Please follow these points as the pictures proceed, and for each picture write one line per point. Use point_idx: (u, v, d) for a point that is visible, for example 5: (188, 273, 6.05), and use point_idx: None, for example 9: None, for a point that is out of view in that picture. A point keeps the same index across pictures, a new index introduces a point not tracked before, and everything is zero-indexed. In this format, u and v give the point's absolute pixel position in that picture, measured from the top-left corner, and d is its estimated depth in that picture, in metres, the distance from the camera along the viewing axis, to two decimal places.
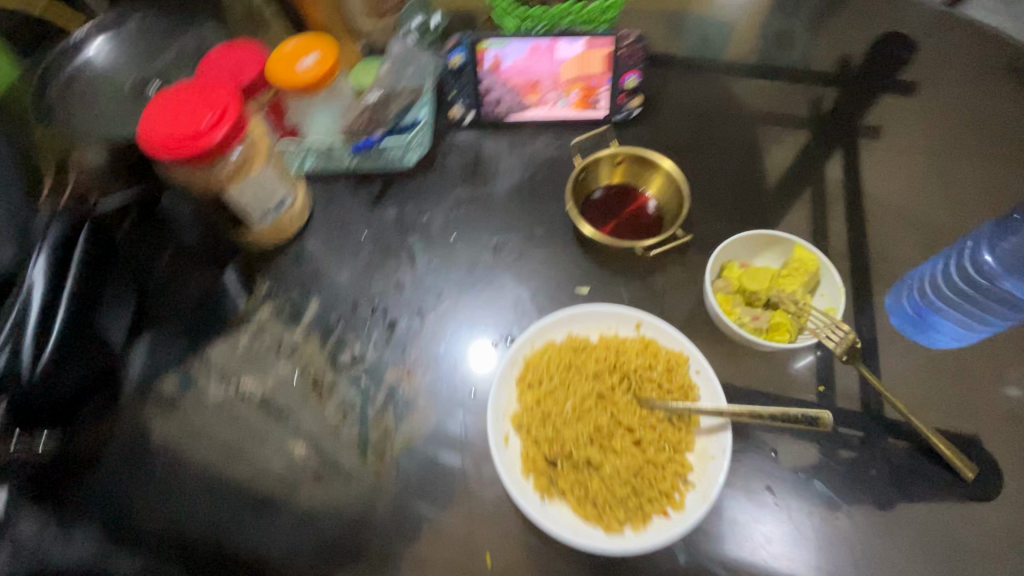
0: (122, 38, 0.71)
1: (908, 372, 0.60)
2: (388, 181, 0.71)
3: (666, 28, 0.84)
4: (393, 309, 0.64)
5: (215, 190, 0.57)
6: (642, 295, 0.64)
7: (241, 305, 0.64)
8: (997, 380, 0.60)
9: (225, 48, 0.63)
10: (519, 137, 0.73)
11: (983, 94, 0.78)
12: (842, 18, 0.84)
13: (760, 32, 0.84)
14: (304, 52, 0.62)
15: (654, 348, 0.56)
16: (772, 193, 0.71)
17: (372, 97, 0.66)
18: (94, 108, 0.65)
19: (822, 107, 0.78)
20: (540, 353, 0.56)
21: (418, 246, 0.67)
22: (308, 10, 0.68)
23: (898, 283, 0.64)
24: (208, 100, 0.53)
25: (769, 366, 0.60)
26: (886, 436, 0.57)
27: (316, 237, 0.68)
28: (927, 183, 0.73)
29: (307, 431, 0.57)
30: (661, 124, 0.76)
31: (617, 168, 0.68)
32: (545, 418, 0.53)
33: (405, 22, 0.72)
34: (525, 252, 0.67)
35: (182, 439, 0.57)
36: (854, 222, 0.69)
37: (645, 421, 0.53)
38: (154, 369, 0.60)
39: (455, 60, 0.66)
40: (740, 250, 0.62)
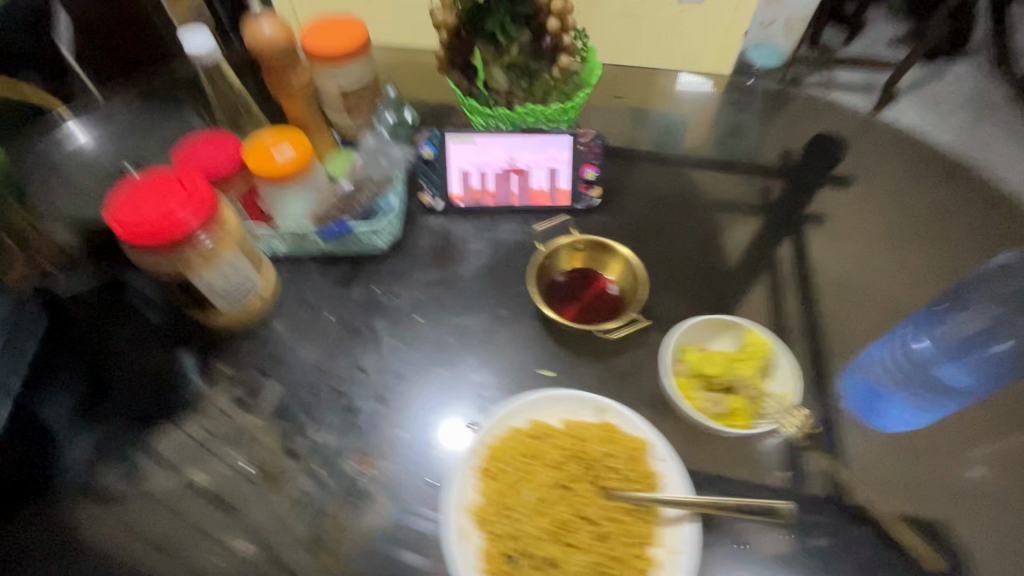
0: (112, 134, 0.77)
1: (867, 454, 0.61)
2: (358, 263, 0.72)
3: (626, 124, 0.92)
4: (355, 393, 0.63)
5: (181, 273, 0.57)
6: (607, 377, 0.65)
7: (203, 392, 0.62)
8: (954, 462, 0.61)
9: (204, 138, 0.65)
10: (488, 221, 0.77)
11: (915, 188, 0.85)
12: (783, 119, 0.93)
13: (710, 130, 0.92)
14: (282, 143, 0.64)
15: (617, 435, 0.55)
16: (730, 276, 0.75)
17: (344, 186, 0.70)
18: (75, 195, 0.69)
19: (771, 197, 0.84)
20: (502, 441, 0.55)
21: (384, 327, 0.67)
22: (287, 105, 0.71)
23: (851, 365, 0.66)
24: (181, 186, 0.55)
25: (734, 451, 0.60)
26: (852, 521, 0.56)
27: (282, 318, 0.68)
28: (872, 267, 0.77)
29: (255, 527, 0.54)
30: (623, 210, 0.80)
31: (577, 255, 0.72)
32: (506, 511, 0.51)
33: (379, 117, 0.76)
34: (492, 334, 0.67)
35: (117, 539, 0.53)
36: (807, 304, 0.73)
37: (609, 513, 0.52)
38: (98, 462, 0.57)
39: (427, 152, 0.72)
40: (697, 334, 0.64)
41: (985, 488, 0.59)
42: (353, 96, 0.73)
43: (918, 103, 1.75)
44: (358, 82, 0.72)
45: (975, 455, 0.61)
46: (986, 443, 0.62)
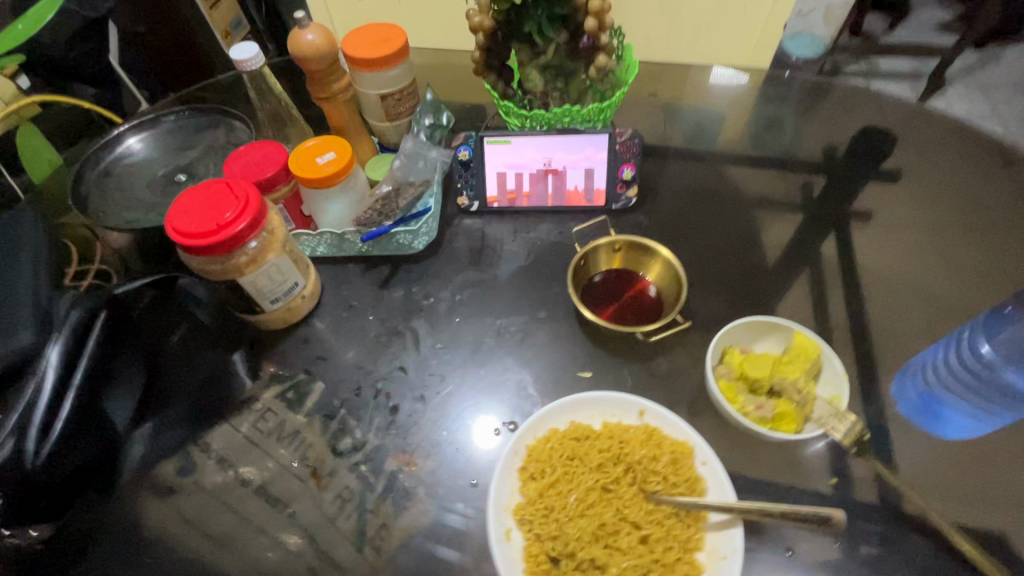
0: (159, 139, 0.80)
1: (921, 462, 0.58)
2: (396, 265, 0.74)
3: (661, 121, 0.90)
4: (396, 393, 0.64)
5: (231, 276, 0.59)
6: (646, 379, 0.64)
7: (248, 387, 0.65)
8: (1016, 471, 0.58)
9: (251, 145, 0.68)
10: (523, 222, 0.77)
11: (969, 182, 0.81)
12: (825, 112, 0.90)
13: (748, 125, 0.90)
14: (324, 149, 0.66)
15: (658, 438, 0.55)
16: (772, 275, 0.73)
17: (383, 190, 0.72)
18: (128, 201, 0.72)
19: (813, 193, 0.81)
20: (543, 442, 0.55)
21: (423, 328, 0.69)
22: (329, 112, 0.74)
23: (904, 368, 0.64)
24: (231, 193, 0.57)
25: (779, 455, 0.58)
26: (905, 531, 0.54)
27: (324, 319, 0.70)
28: (923, 266, 0.74)
29: (303, 522, 0.56)
30: (659, 209, 0.79)
31: (615, 256, 0.71)
32: (547, 513, 0.51)
33: (417, 119, 0.76)
34: (528, 335, 0.68)
35: (174, 530, 0.56)
36: (854, 304, 0.70)
37: (652, 517, 0.51)
38: (157, 453, 0.59)
39: (462, 155, 0.72)
40: (741, 336, 0.63)
41: None
42: (392, 100, 0.74)
43: (969, 91, 1.67)
44: (396, 86, 0.73)
45: None
46: None
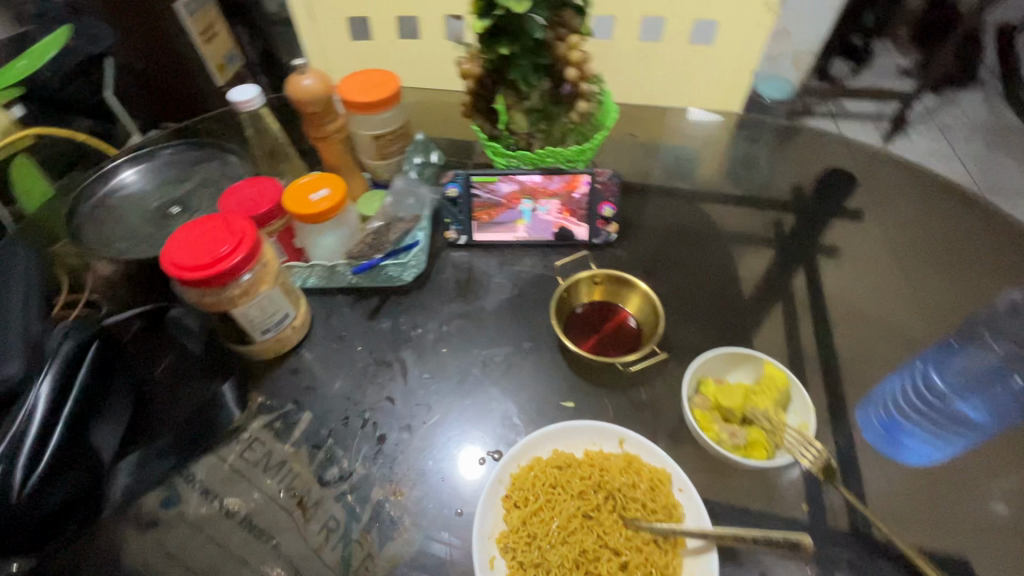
0: (155, 172, 0.82)
1: (887, 488, 0.61)
2: (385, 297, 0.76)
3: (641, 160, 0.95)
4: (383, 423, 0.65)
5: (225, 307, 0.60)
6: (626, 408, 0.66)
7: (235, 417, 0.65)
8: (976, 496, 0.61)
9: (247, 180, 0.70)
10: (509, 255, 0.80)
11: (926, 220, 0.87)
12: (794, 153, 0.96)
13: (722, 165, 0.95)
14: (318, 185, 0.69)
15: (638, 465, 0.57)
16: (745, 308, 0.76)
17: (375, 225, 0.74)
18: (122, 231, 0.73)
19: (784, 229, 0.86)
20: (526, 471, 0.57)
21: (410, 358, 0.70)
22: (324, 150, 0.77)
23: (867, 398, 0.67)
24: (228, 228, 0.59)
25: (754, 482, 0.60)
26: (874, 556, 0.57)
27: (314, 349, 0.71)
28: (885, 298, 0.79)
29: (287, 553, 0.56)
30: (639, 244, 0.83)
31: (596, 288, 0.74)
32: (531, 540, 0.53)
33: (409, 159, 0.81)
34: (513, 365, 0.70)
35: (156, 563, 0.56)
36: (822, 335, 0.74)
37: (631, 543, 0.53)
38: (138, 487, 0.59)
39: (451, 191, 0.76)
40: (714, 366, 0.65)
41: (1007, 523, 0.59)
42: (385, 140, 0.77)
43: (929, 131, 1.78)
44: (388, 129, 0.76)
45: (998, 490, 0.61)
46: (1010, 477, 0.62)
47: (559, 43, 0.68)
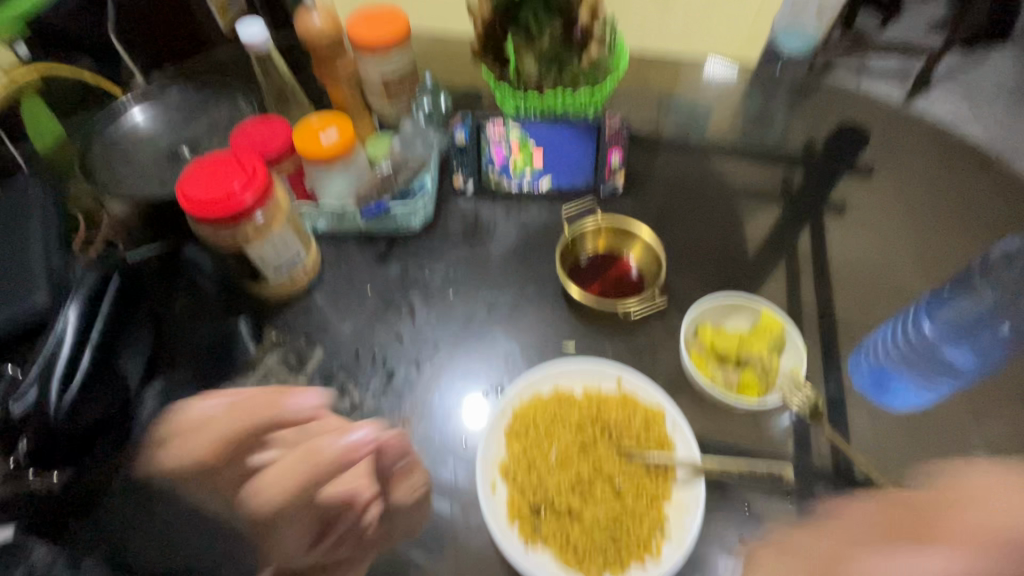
0: (163, 111, 0.82)
1: (870, 433, 0.65)
2: (393, 241, 0.77)
3: (652, 111, 0.94)
4: (392, 360, 0.68)
5: (239, 245, 0.62)
6: (626, 352, 0.69)
7: (251, 351, 0.68)
8: (955, 443, 0.64)
9: (257, 120, 0.70)
10: (516, 204, 0.81)
11: (938, 178, 0.86)
12: (807, 106, 0.95)
13: (733, 117, 0.94)
14: (327, 126, 0.69)
15: (633, 403, 0.60)
16: (747, 260, 0.78)
17: (383, 170, 0.74)
18: (135, 170, 0.75)
19: (792, 184, 0.86)
20: (528, 405, 0.60)
21: (418, 301, 0.73)
22: (333, 92, 0.76)
23: (858, 346, 0.69)
24: (240, 166, 0.60)
25: (745, 423, 0.63)
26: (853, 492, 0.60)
27: (324, 290, 0.74)
28: (887, 255, 0.79)
29: None
30: (645, 196, 0.83)
31: (601, 237, 0.75)
32: (531, 466, 0.56)
33: (418, 102, 0.81)
34: (517, 309, 0.72)
35: None
36: (821, 289, 0.75)
37: (625, 471, 0.56)
38: (168, 410, 0.58)
39: (460, 137, 0.76)
40: (711, 313, 0.68)
41: (985, 467, 0.62)
42: (394, 83, 0.77)
43: (953, 92, 1.72)
44: (397, 71, 0.76)
45: (978, 438, 0.64)
46: (990, 426, 0.65)
47: None
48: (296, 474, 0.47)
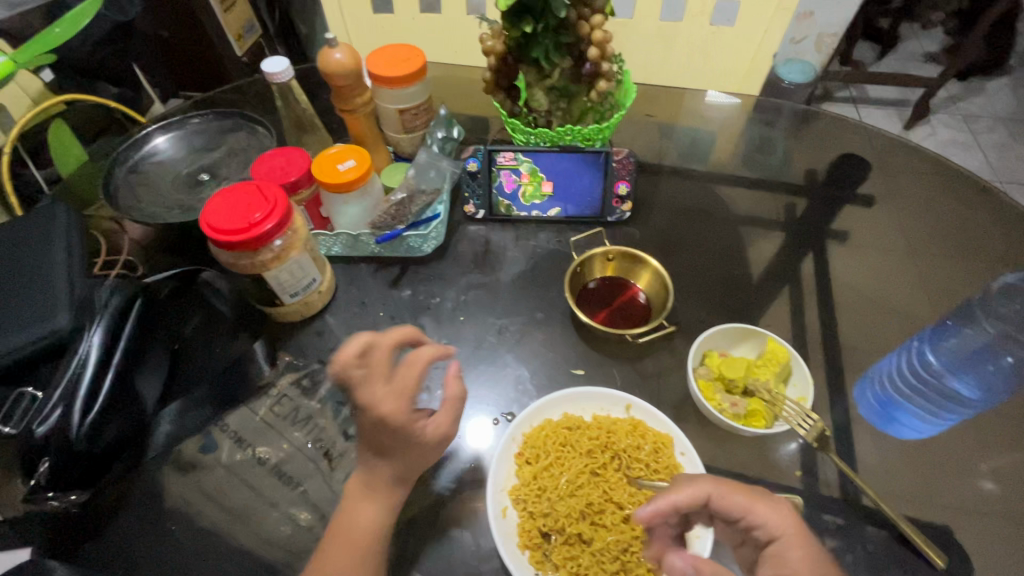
0: (185, 139, 0.85)
1: (876, 461, 0.65)
2: (405, 266, 0.79)
3: (657, 141, 0.97)
4: None
5: (258, 271, 0.64)
6: (633, 377, 0.70)
7: (265, 373, 0.70)
8: (962, 472, 0.64)
9: (276, 149, 0.73)
10: (525, 231, 0.83)
11: (938, 208, 0.88)
12: (808, 136, 0.97)
13: (736, 147, 0.97)
14: (345, 157, 0.71)
15: (642, 429, 0.60)
16: (752, 287, 0.79)
17: (399, 196, 0.76)
18: (155, 196, 0.77)
19: (795, 213, 0.88)
20: (538, 431, 0.61)
21: (429, 325, 0.74)
22: (350, 123, 0.78)
23: (865, 375, 0.70)
24: (262, 195, 0.62)
25: (753, 450, 0.64)
26: (863, 522, 0.60)
27: (337, 314, 0.75)
28: (890, 284, 0.81)
29: (313, 499, 0.61)
30: (651, 223, 0.85)
31: (609, 264, 0.77)
32: (541, 492, 0.57)
33: (431, 132, 0.83)
34: (527, 334, 0.73)
35: (195, 503, 0.61)
36: (825, 317, 0.77)
37: (635, 499, 0.56)
38: (179, 433, 0.63)
39: (472, 166, 0.78)
40: (720, 341, 0.68)
41: (992, 497, 0.62)
42: (410, 115, 0.79)
43: (952, 120, 1.76)
44: (413, 103, 0.78)
45: (984, 467, 0.64)
46: (996, 456, 0.65)
47: (582, 22, 0.69)
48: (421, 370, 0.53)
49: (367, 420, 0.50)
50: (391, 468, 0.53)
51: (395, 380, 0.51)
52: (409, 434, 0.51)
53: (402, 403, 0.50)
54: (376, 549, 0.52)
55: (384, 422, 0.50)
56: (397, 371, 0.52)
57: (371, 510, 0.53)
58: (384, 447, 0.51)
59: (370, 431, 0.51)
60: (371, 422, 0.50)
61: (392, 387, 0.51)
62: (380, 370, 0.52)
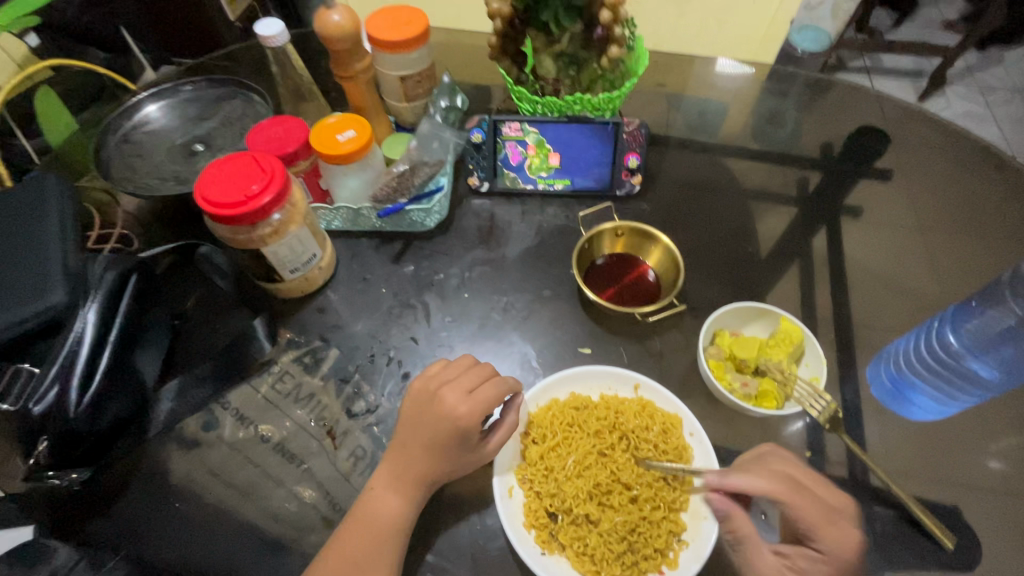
0: (178, 108, 0.82)
1: (887, 442, 0.64)
2: (408, 241, 0.77)
3: (668, 111, 0.93)
4: (407, 361, 0.68)
5: (256, 246, 0.62)
6: (642, 356, 0.68)
7: (267, 350, 0.68)
8: (972, 452, 0.64)
9: (272, 118, 0.70)
10: (530, 205, 0.80)
11: (959, 183, 0.85)
12: (826, 107, 0.93)
13: (750, 118, 0.93)
14: (345, 126, 0.68)
15: (651, 410, 0.60)
16: (764, 264, 0.77)
17: (400, 168, 0.74)
18: (148, 166, 0.75)
19: (809, 188, 0.85)
20: (545, 410, 0.60)
21: (433, 302, 0.72)
22: (350, 91, 0.75)
23: (879, 355, 0.69)
24: (258, 166, 0.60)
25: (762, 430, 0.63)
26: (870, 501, 0.60)
27: (339, 290, 0.73)
28: (905, 261, 0.79)
29: (317, 477, 0.61)
30: (661, 197, 0.83)
31: (618, 240, 0.74)
32: (548, 473, 0.56)
33: (434, 101, 0.78)
34: (534, 312, 0.72)
35: (199, 479, 0.60)
36: (838, 295, 0.75)
37: (643, 480, 0.56)
38: (180, 411, 0.62)
39: (477, 137, 0.75)
40: (732, 320, 0.67)
41: (1002, 478, 0.62)
42: (412, 82, 0.76)
43: (969, 92, 1.70)
44: (416, 69, 0.75)
45: (995, 448, 0.64)
46: (1007, 437, 0.64)
47: None
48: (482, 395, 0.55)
49: (440, 419, 0.54)
50: (420, 465, 0.54)
51: (477, 392, 0.55)
52: (452, 439, 0.54)
53: (479, 412, 0.54)
54: (399, 534, 0.53)
55: (457, 425, 0.53)
56: (482, 385, 0.56)
57: (396, 502, 0.54)
58: (441, 445, 0.54)
59: (434, 429, 0.54)
60: (443, 420, 0.54)
61: (475, 398, 0.54)
62: (468, 380, 0.56)
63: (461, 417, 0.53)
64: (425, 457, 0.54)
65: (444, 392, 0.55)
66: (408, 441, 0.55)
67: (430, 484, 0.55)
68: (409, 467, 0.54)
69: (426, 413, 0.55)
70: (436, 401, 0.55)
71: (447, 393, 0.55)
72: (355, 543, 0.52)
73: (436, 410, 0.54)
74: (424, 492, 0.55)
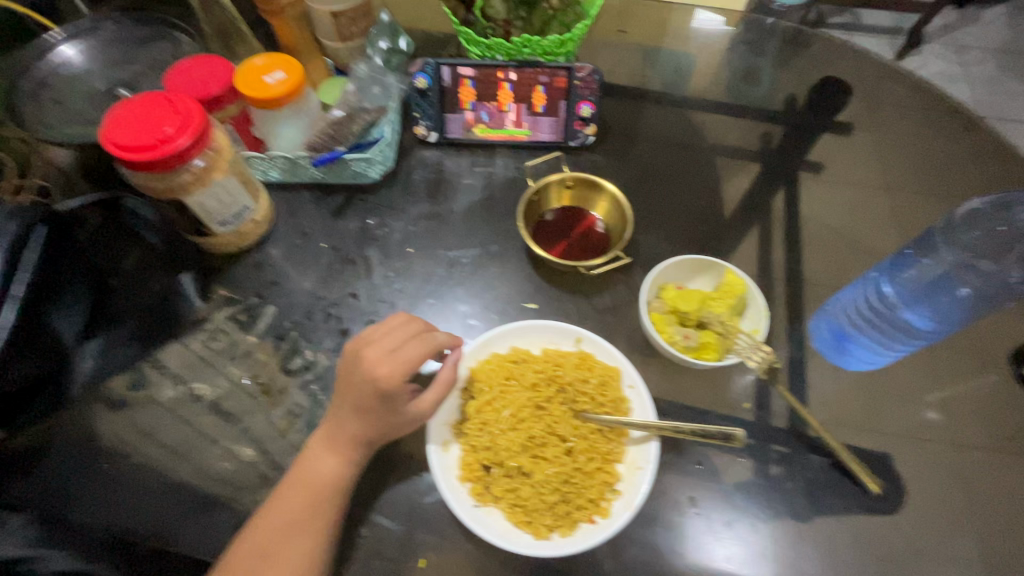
0: (98, 48, 0.75)
1: (828, 394, 0.65)
2: (351, 194, 0.73)
3: (630, 60, 0.89)
4: (346, 317, 0.66)
5: (176, 195, 0.58)
6: (588, 312, 0.67)
7: (198, 308, 0.66)
8: (908, 402, 0.65)
9: (195, 59, 0.65)
10: (480, 157, 0.77)
11: (915, 137, 0.84)
12: (790, 58, 0.90)
13: (714, 67, 0.90)
14: (273, 67, 0.64)
15: (591, 363, 0.59)
16: (716, 219, 0.76)
17: (338, 114, 0.70)
18: (65, 112, 0.69)
19: (769, 141, 0.83)
20: (483, 364, 0.59)
21: (376, 257, 0.70)
22: (278, 27, 0.71)
23: (821, 308, 0.69)
24: (173, 107, 0.55)
25: (704, 383, 0.63)
26: (805, 451, 0.60)
27: (277, 245, 0.70)
28: (859, 216, 0.78)
29: (253, 434, 0.59)
30: (617, 150, 0.80)
31: (566, 192, 0.72)
32: (483, 426, 0.56)
33: (373, 42, 0.74)
34: (480, 267, 0.70)
35: (127, 439, 0.58)
36: (789, 250, 0.74)
37: (579, 432, 0.56)
38: (106, 369, 0.60)
39: (421, 82, 0.71)
40: (676, 273, 0.66)
41: (933, 426, 0.63)
42: (346, 19, 0.71)
43: (944, 50, 1.68)
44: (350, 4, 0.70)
45: (930, 398, 0.65)
46: (942, 387, 0.66)
47: None
48: (407, 361, 0.53)
49: (362, 378, 0.53)
50: (356, 424, 0.53)
51: (400, 351, 0.54)
52: (386, 403, 0.52)
53: (400, 370, 0.53)
54: (337, 493, 0.52)
55: (377, 385, 0.52)
56: (406, 343, 0.55)
57: (333, 460, 0.53)
58: (366, 404, 0.52)
59: (360, 390, 0.53)
60: (365, 379, 0.53)
61: (396, 357, 0.53)
62: (390, 339, 0.55)
63: (381, 375, 0.52)
64: (357, 417, 0.53)
65: (365, 350, 0.54)
66: (339, 401, 0.54)
67: (369, 444, 0.53)
68: (345, 428, 0.53)
69: (355, 372, 0.54)
70: (359, 360, 0.54)
71: (367, 352, 0.54)
72: (291, 499, 0.51)
73: (358, 369, 0.53)
74: (362, 449, 0.53)
